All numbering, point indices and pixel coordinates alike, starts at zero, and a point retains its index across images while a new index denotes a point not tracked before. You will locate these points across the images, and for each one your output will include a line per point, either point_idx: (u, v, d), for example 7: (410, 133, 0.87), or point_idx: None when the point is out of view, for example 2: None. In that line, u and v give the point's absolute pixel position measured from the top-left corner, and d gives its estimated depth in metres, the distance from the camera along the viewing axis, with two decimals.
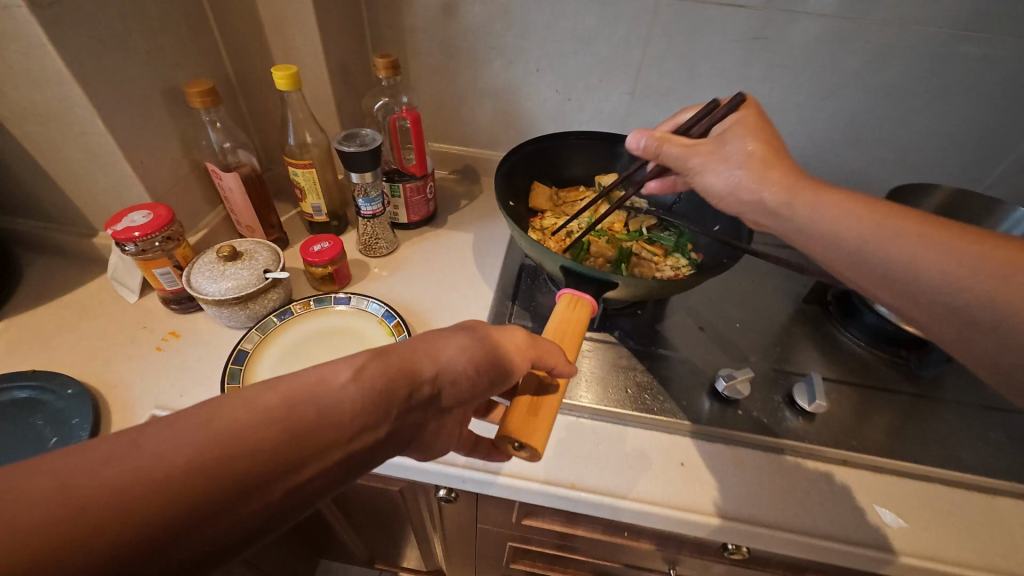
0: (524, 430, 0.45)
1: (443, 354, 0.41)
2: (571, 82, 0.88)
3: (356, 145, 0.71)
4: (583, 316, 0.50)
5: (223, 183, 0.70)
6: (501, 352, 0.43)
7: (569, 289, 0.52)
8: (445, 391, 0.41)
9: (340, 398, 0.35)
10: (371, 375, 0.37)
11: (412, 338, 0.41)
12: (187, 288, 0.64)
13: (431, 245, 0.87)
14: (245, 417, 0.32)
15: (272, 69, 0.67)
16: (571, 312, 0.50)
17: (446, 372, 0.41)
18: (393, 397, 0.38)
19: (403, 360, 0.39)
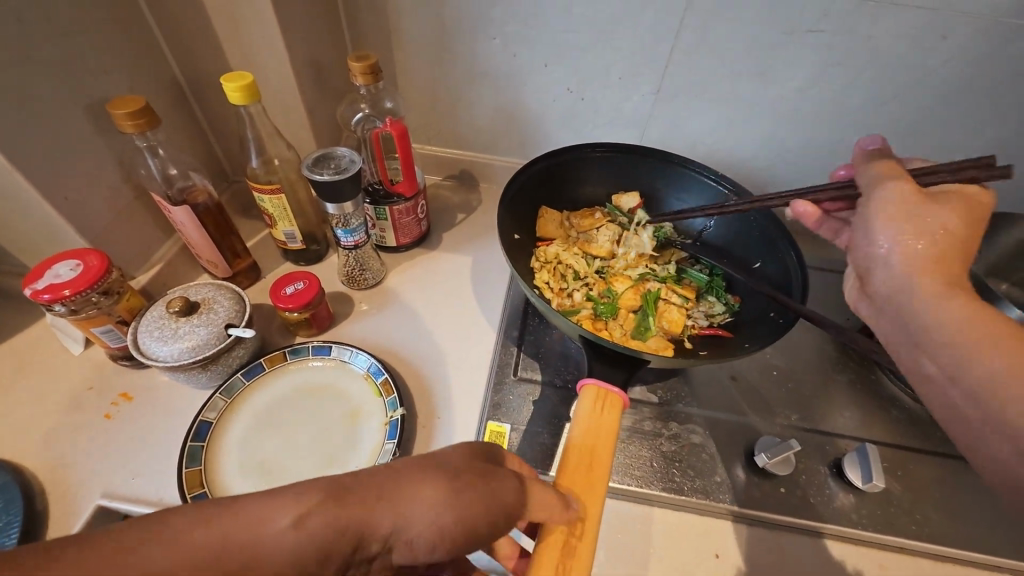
0: None
1: (412, 508, 0.31)
2: (586, 80, 0.75)
3: (332, 170, 0.60)
4: (612, 422, 0.43)
5: (173, 217, 0.59)
6: (478, 502, 0.33)
7: (593, 380, 0.45)
8: (398, 550, 0.32)
9: (271, 555, 0.27)
10: (320, 527, 0.28)
11: (383, 474, 0.32)
12: (136, 349, 0.54)
13: (423, 272, 0.77)
14: (159, 571, 0.24)
15: (223, 79, 0.54)
16: (599, 415, 0.43)
17: (409, 531, 0.31)
18: (338, 556, 0.29)
19: (362, 509, 0.30)
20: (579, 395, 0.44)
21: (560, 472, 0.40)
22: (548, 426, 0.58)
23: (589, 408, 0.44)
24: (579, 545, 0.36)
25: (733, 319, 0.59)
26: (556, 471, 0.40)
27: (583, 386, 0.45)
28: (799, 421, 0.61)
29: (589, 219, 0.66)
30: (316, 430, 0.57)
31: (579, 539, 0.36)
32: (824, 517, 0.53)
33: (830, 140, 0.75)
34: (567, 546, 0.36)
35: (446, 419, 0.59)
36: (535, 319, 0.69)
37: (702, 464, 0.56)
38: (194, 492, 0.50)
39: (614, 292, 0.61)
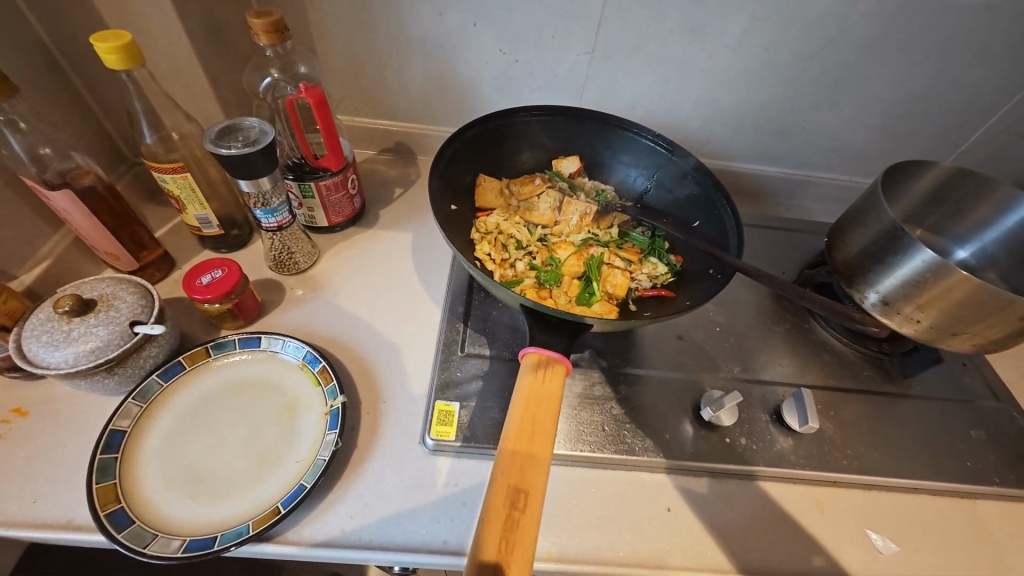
0: None
1: None
2: (519, 39, 0.71)
3: (241, 143, 0.54)
4: (556, 388, 0.42)
5: (53, 204, 0.51)
6: None
7: (535, 348, 0.43)
8: None
9: None
10: None
11: None
12: (21, 358, 0.48)
13: (361, 252, 0.72)
14: None
15: (94, 39, 0.46)
16: (541, 383, 0.42)
17: None
18: None
19: None
20: (520, 366, 0.43)
21: (502, 441, 0.38)
22: (499, 400, 0.56)
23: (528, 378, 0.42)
24: (523, 518, 0.35)
25: (675, 279, 0.60)
26: (499, 446, 0.39)
27: (524, 357, 0.44)
28: (741, 373, 0.63)
29: (529, 186, 0.64)
30: (249, 427, 0.53)
31: (523, 512, 0.35)
32: (766, 462, 0.56)
33: (760, 96, 0.76)
34: (510, 519, 0.35)
35: (392, 404, 0.57)
36: (481, 294, 0.67)
37: (652, 423, 0.57)
38: (108, 509, 0.45)
39: (558, 260, 0.60)
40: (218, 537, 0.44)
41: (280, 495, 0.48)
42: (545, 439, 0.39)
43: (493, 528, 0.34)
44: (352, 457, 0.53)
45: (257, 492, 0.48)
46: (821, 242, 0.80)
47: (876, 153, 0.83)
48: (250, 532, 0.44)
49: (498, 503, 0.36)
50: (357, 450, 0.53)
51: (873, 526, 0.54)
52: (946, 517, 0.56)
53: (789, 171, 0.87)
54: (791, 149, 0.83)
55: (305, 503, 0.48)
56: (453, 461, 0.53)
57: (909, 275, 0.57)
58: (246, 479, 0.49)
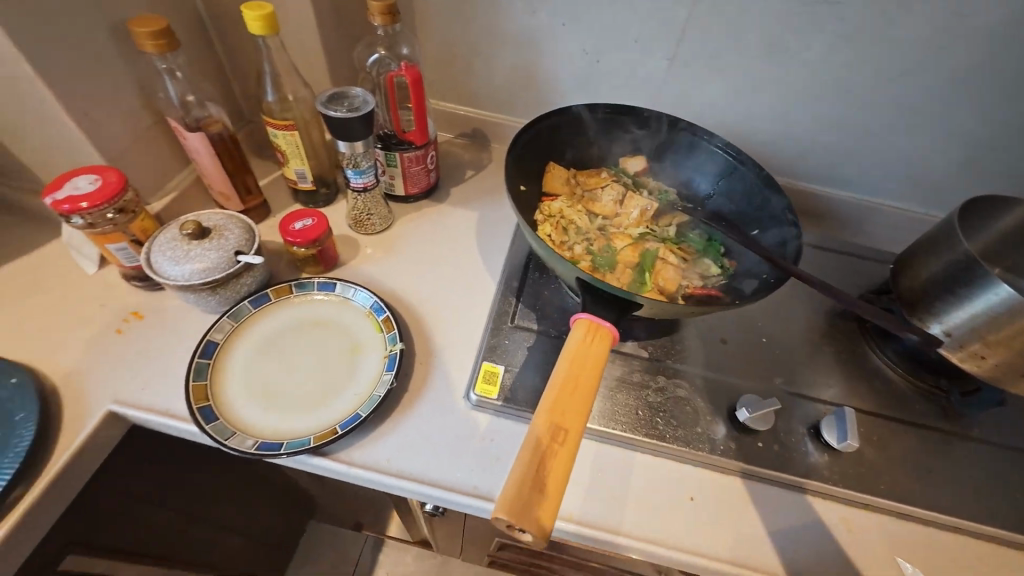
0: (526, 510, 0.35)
1: None
2: (604, 41, 0.75)
3: (346, 108, 0.61)
4: (602, 352, 0.44)
5: (189, 144, 0.60)
6: None
7: (586, 315, 0.46)
8: None
9: None
10: None
11: None
12: (148, 267, 0.57)
13: (431, 223, 0.78)
14: None
15: (243, 8, 0.55)
16: (588, 347, 0.44)
17: None
18: None
19: None
20: (572, 328, 0.45)
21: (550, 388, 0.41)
22: (541, 370, 0.60)
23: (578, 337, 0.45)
24: (560, 455, 0.38)
25: (726, 280, 0.61)
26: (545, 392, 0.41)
27: (575, 321, 0.46)
28: (783, 385, 0.63)
29: (594, 179, 0.68)
30: (318, 359, 0.59)
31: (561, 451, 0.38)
32: (798, 472, 0.56)
33: (839, 117, 0.75)
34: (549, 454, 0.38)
35: (443, 359, 0.62)
36: (534, 274, 0.71)
37: (685, 416, 0.58)
38: (200, 404, 0.52)
39: (614, 249, 0.63)
40: (285, 443, 0.51)
41: (338, 418, 0.54)
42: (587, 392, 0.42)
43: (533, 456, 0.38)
44: (402, 399, 0.58)
45: (318, 414, 0.54)
46: (887, 271, 0.78)
47: (960, 188, 0.80)
48: (311, 444, 0.51)
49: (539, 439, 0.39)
50: (408, 394, 0.58)
51: (903, 555, 0.53)
52: (987, 563, 0.53)
53: (862, 197, 0.85)
54: (868, 174, 0.81)
55: (358, 431, 0.54)
56: (490, 418, 0.57)
57: (981, 309, 0.55)
58: (311, 402, 0.55)
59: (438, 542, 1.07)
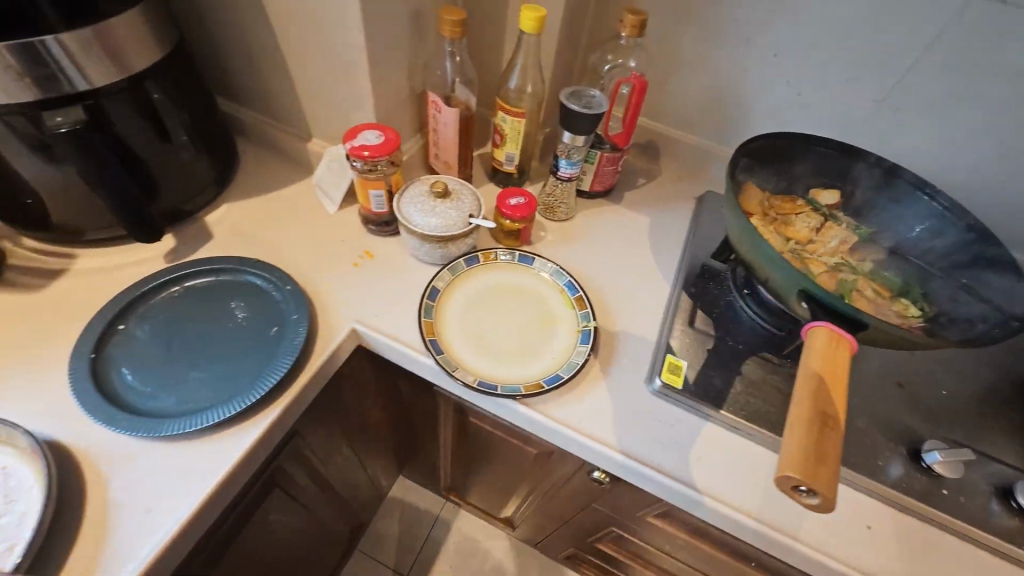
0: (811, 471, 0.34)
1: None
2: (811, 75, 0.78)
3: (582, 104, 0.68)
4: (848, 357, 0.43)
5: (441, 117, 0.70)
6: None
7: (825, 323, 0.46)
8: None
9: None
10: None
11: None
12: (396, 214, 0.66)
13: (607, 220, 0.84)
14: None
15: (522, 9, 0.63)
16: (833, 350, 0.43)
17: None
18: None
19: None
20: (812, 333, 0.45)
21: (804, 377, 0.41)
22: (720, 372, 0.64)
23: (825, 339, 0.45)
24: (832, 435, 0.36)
25: (926, 322, 0.61)
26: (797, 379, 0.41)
27: (813, 328, 0.46)
28: (965, 439, 0.62)
29: (790, 205, 0.70)
30: (517, 322, 0.66)
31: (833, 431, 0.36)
32: (984, 528, 0.55)
33: None
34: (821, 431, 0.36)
35: (624, 344, 0.67)
36: (709, 284, 0.75)
37: (864, 446, 0.59)
38: (430, 337, 0.62)
39: (810, 272, 0.64)
40: (500, 386, 0.59)
41: (540, 375, 0.61)
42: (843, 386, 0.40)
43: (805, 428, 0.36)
44: (590, 372, 0.63)
45: (523, 367, 0.61)
46: None
47: None
48: (522, 393, 0.58)
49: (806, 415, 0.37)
50: (595, 368, 0.64)
51: None
52: None
53: None
54: None
55: (556, 389, 0.60)
56: (670, 407, 0.61)
57: None
58: (515, 356, 0.62)
59: (528, 521, 1.12)
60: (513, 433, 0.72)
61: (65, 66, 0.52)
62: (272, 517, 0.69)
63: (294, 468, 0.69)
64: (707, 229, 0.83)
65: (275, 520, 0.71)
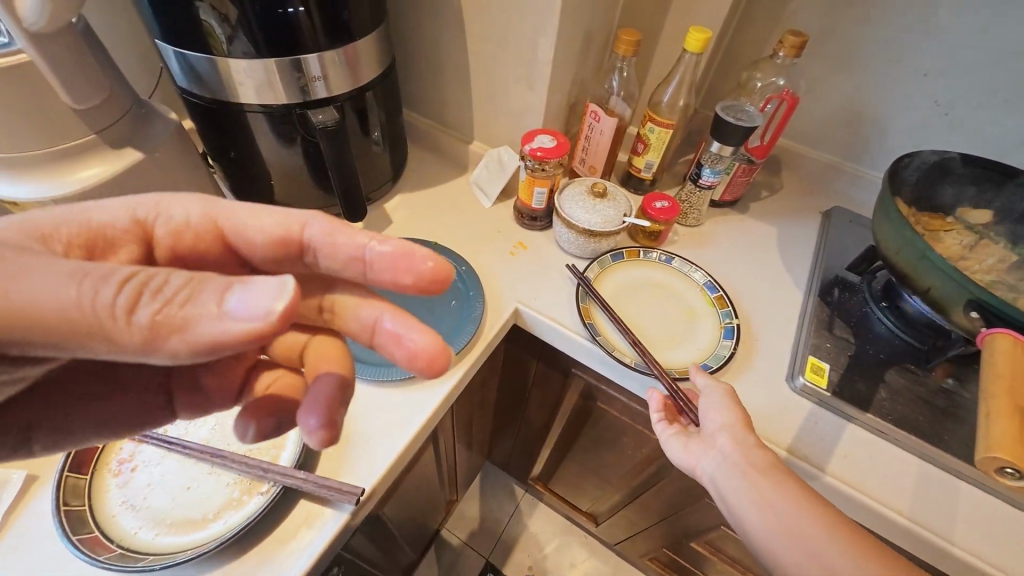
0: (1020, 454, 0.37)
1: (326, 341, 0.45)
2: (963, 96, 0.79)
3: (734, 117, 0.74)
4: None
5: (598, 125, 0.77)
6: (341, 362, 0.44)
7: (1006, 330, 0.48)
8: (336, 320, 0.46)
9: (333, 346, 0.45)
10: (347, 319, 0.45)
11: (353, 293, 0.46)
12: (556, 210, 0.74)
13: (734, 228, 0.88)
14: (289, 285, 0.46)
15: (690, 30, 0.70)
16: (1019, 352, 0.46)
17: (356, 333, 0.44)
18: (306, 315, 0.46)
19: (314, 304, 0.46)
20: (993, 337, 0.47)
21: (994, 377, 0.43)
22: (863, 377, 0.66)
23: (768, 458, 0.48)
24: None
25: None
26: (986, 379, 0.44)
27: (993, 334, 0.48)
28: None
29: (939, 221, 0.72)
30: (662, 314, 0.71)
31: None
32: None
33: None
34: (1021, 423, 0.39)
35: (763, 342, 0.71)
36: (845, 295, 0.77)
37: None
38: (587, 320, 0.68)
39: None
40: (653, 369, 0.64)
41: (688, 362, 0.66)
42: None
43: (1006, 418, 0.40)
44: (731, 364, 0.68)
45: (670, 355, 0.67)
46: None
47: None
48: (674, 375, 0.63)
49: (1002, 409, 0.40)
50: (737, 362, 0.68)
51: None
52: None
53: None
54: None
55: (704, 377, 0.65)
56: (813, 405, 0.64)
57: None
58: (661, 343, 0.68)
59: (618, 518, 1.15)
60: (643, 420, 0.77)
61: (317, 79, 0.64)
62: (419, 471, 0.79)
63: (442, 429, 0.78)
64: (837, 242, 0.85)
65: (419, 474, 0.80)
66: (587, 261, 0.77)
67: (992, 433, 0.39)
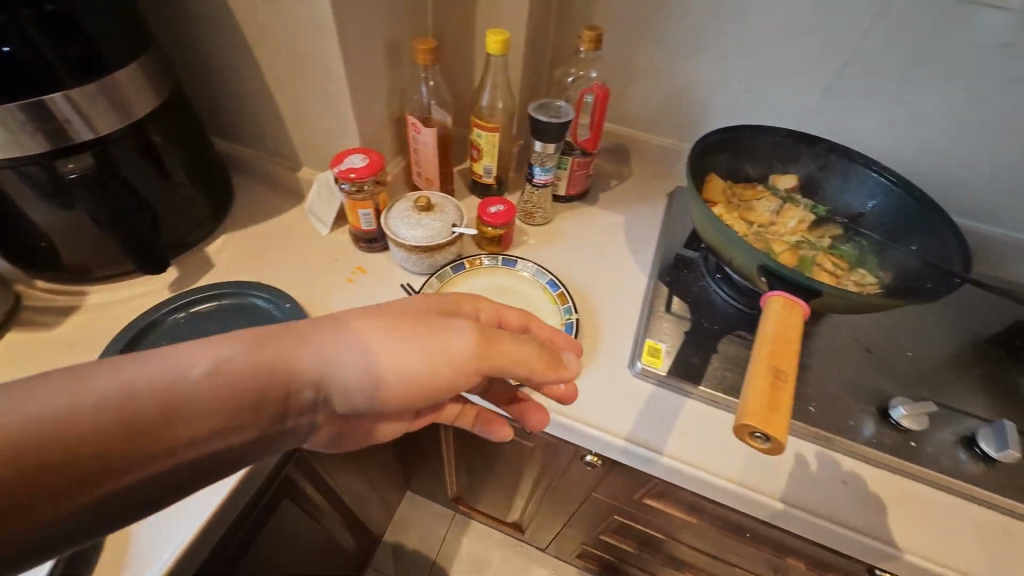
0: (766, 420, 0.38)
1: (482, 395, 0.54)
2: (761, 72, 0.84)
3: (549, 115, 0.74)
4: (801, 318, 0.48)
5: (420, 137, 0.75)
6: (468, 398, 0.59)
7: (781, 292, 0.51)
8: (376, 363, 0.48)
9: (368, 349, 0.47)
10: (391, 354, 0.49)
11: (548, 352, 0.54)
12: (384, 230, 0.71)
13: (582, 221, 0.89)
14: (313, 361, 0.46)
15: (487, 33, 0.69)
16: (787, 313, 0.48)
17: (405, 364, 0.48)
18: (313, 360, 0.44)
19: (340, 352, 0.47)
20: (768, 301, 0.49)
21: (761, 343, 0.45)
22: (698, 351, 0.68)
23: None
24: (784, 387, 0.41)
25: (883, 290, 0.65)
26: (755, 345, 0.45)
27: (769, 297, 0.51)
28: (931, 395, 0.66)
29: (751, 191, 0.75)
30: None
31: (785, 383, 0.41)
32: (952, 473, 0.59)
33: (991, 153, 0.79)
34: (775, 386, 0.41)
35: (607, 333, 0.71)
36: (684, 272, 0.79)
37: (836, 407, 0.63)
38: None
39: (772, 251, 0.69)
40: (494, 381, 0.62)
41: None
42: (797, 341, 0.45)
43: (761, 383, 0.41)
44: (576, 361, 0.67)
45: None
46: None
47: None
48: None
49: (761, 374, 0.42)
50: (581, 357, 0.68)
51: None
52: None
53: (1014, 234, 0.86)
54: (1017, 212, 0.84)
55: None
56: (653, 387, 0.65)
57: None
58: None
59: (535, 524, 1.14)
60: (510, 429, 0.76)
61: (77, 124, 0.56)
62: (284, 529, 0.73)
63: (302, 479, 0.73)
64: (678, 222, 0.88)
65: (287, 533, 0.74)
66: (426, 278, 0.74)
67: (749, 398, 0.40)
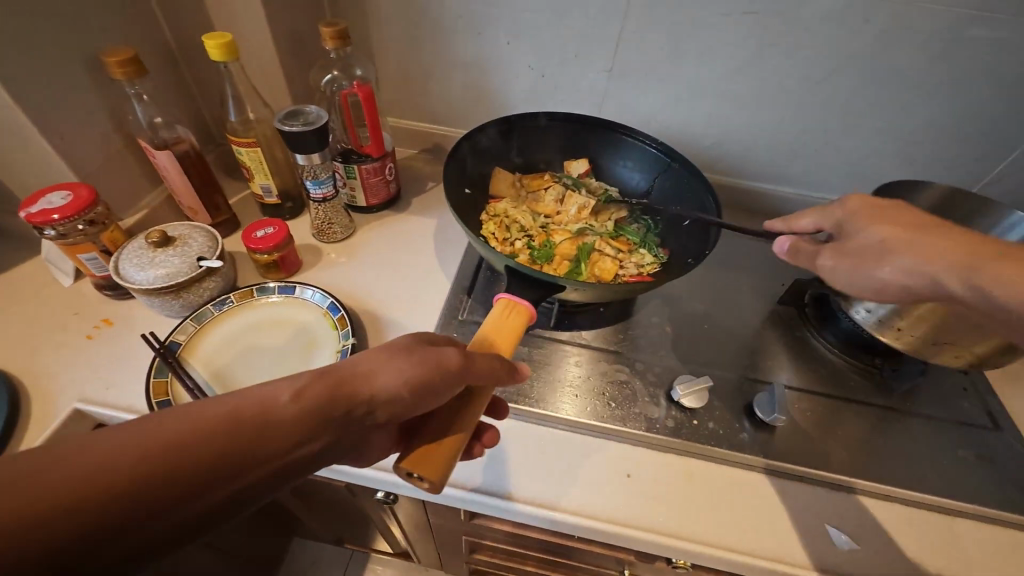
0: (420, 459, 0.39)
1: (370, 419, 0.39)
2: (546, 57, 0.81)
3: (301, 123, 0.67)
4: (518, 323, 0.48)
5: (156, 161, 0.65)
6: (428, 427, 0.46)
7: (506, 293, 0.50)
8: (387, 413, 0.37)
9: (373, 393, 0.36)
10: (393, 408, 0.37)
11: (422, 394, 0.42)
12: (114, 274, 0.61)
13: (389, 231, 0.83)
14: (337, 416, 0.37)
15: (204, 38, 0.61)
16: (505, 318, 0.48)
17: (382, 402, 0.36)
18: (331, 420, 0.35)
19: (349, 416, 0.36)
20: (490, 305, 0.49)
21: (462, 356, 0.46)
22: None
23: None
24: (461, 412, 0.42)
25: (661, 269, 0.65)
26: None
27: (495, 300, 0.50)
28: (723, 366, 0.67)
29: (537, 181, 0.73)
30: (275, 356, 0.62)
31: (462, 407, 0.42)
32: (733, 446, 0.58)
33: (770, 118, 0.81)
34: (451, 410, 0.42)
35: None
36: (487, 273, 0.75)
37: (625, 396, 0.62)
38: (159, 398, 0.55)
39: (553, 243, 0.67)
40: None
41: None
42: (504, 350, 0.46)
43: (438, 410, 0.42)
44: None
45: None
46: None
47: (891, 179, 0.85)
48: None
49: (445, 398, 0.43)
50: None
51: (836, 523, 0.54)
52: (923, 529, 0.55)
53: (806, 193, 0.90)
54: (805, 171, 0.87)
55: None
56: None
57: None
58: None
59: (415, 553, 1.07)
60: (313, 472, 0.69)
61: None
62: None
63: None
64: None
65: None
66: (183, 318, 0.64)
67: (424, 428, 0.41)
